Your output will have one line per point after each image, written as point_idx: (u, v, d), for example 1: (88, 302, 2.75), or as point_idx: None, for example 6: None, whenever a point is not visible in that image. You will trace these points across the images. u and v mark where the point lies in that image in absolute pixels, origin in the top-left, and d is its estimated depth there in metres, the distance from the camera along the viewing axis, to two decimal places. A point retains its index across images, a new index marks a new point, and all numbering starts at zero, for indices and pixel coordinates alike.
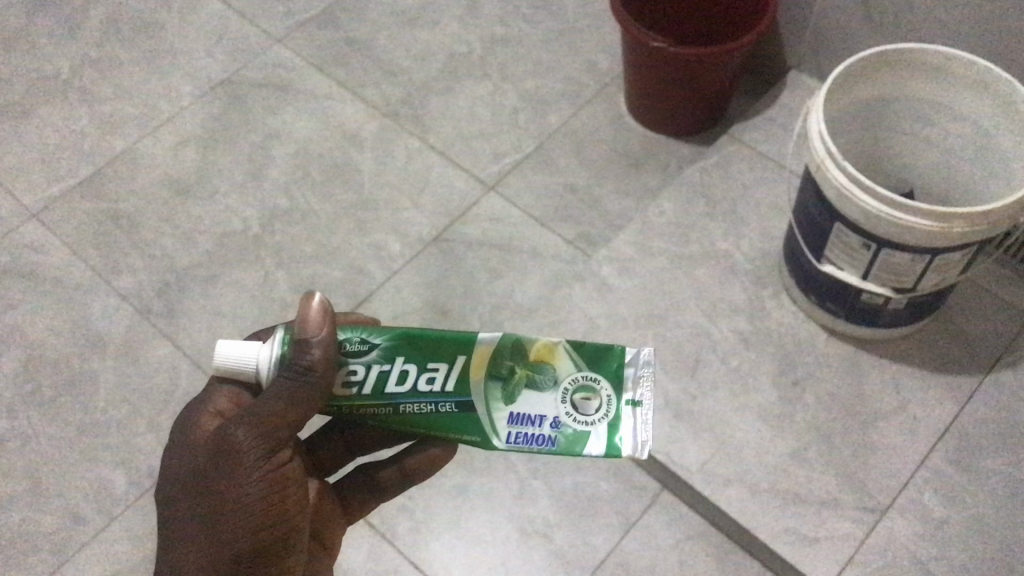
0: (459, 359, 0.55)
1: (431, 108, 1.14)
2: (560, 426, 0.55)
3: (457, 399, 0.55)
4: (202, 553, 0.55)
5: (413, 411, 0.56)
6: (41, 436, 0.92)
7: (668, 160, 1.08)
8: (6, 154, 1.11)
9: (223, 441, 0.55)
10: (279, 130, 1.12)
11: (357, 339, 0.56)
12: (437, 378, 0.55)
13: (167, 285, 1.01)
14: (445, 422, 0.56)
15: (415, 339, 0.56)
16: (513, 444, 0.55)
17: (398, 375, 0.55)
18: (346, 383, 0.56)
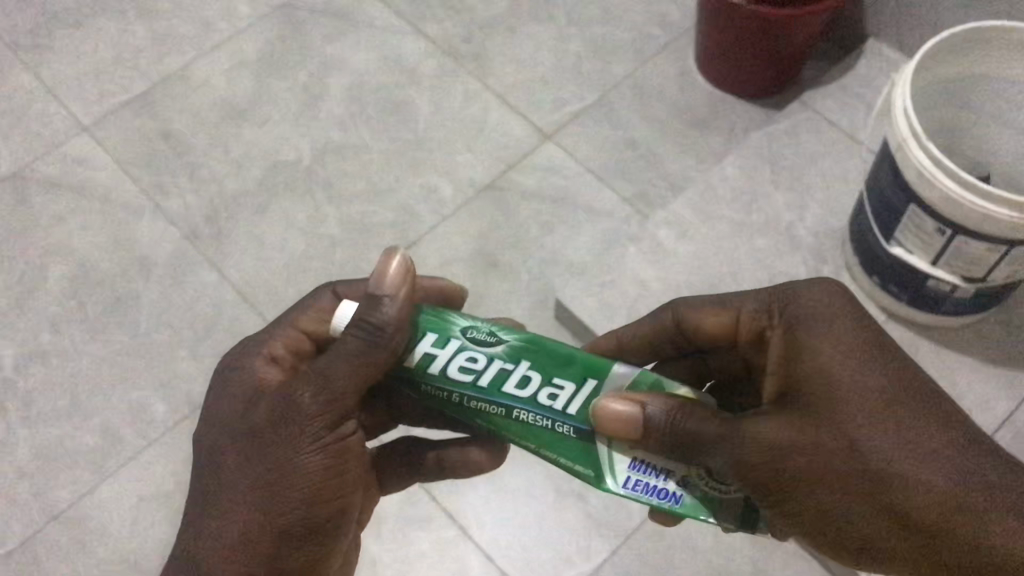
0: (589, 382, 0.51)
1: (493, 48, 1.10)
2: (689, 488, 0.51)
3: (577, 423, 0.51)
4: (242, 521, 0.53)
5: (523, 419, 0.52)
6: (82, 353, 0.91)
7: (735, 122, 1.04)
8: (58, 64, 1.09)
9: (285, 404, 0.51)
10: (337, 60, 1.09)
11: (485, 330, 0.52)
12: (560, 396, 0.51)
13: (215, 211, 0.99)
14: (555, 440, 0.52)
15: (547, 348, 0.51)
16: (629, 490, 0.52)
17: (519, 378, 0.51)
18: (460, 371, 0.52)
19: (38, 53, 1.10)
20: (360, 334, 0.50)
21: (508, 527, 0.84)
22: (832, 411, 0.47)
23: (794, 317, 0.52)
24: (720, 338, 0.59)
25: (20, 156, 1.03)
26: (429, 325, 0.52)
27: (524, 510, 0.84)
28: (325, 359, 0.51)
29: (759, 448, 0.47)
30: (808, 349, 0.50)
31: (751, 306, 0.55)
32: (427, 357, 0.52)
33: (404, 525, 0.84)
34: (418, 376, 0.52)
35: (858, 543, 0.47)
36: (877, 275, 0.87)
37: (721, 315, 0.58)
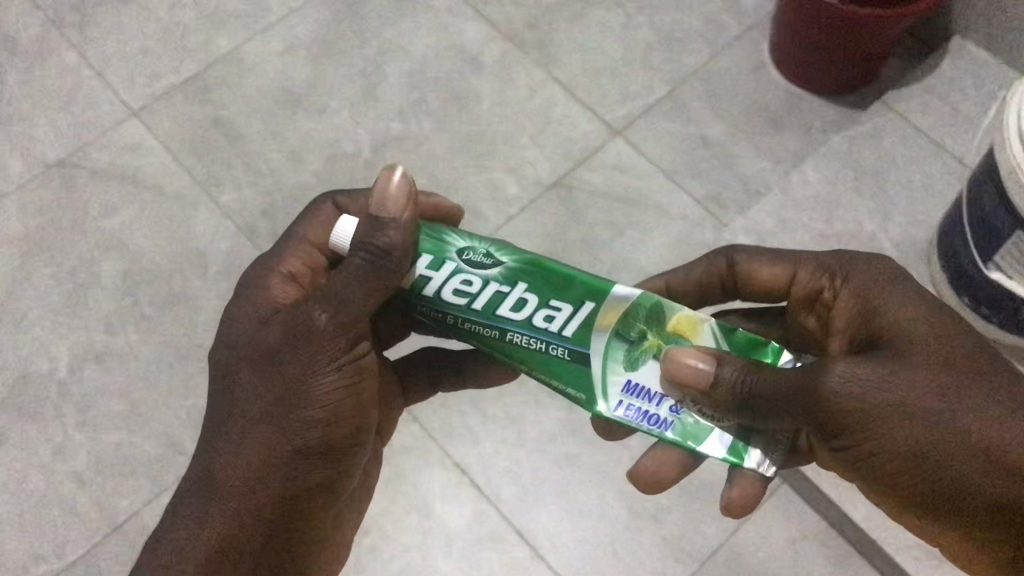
0: (586, 305, 0.52)
1: (558, 34, 1.05)
2: (679, 413, 0.53)
3: (574, 345, 0.53)
4: (260, 446, 0.52)
5: (520, 342, 0.53)
6: (138, 355, 0.88)
7: (812, 121, 1.00)
8: (104, 42, 1.04)
9: (299, 324, 0.52)
10: (395, 44, 1.04)
11: (482, 251, 0.53)
12: (557, 318, 0.52)
13: (272, 205, 0.96)
14: (553, 364, 0.54)
15: (543, 269, 0.53)
16: (619, 413, 0.54)
17: (515, 301, 0.53)
18: (455, 294, 0.53)
19: (84, 31, 1.05)
20: (366, 256, 0.51)
21: (581, 548, 0.81)
22: (915, 360, 0.48)
23: (861, 283, 0.55)
24: (767, 294, 0.63)
25: (68, 142, 0.99)
26: (426, 246, 0.53)
27: (598, 532, 0.82)
28: (336, 280, 0.52)
29: (849, 384, 0.47)
30: (883, 312, 0.52)
31: (811, 265, 0.60)
32: (423, 280, 0.53)
33: (474, 546, 0.81)
34: (411, 297, 0.54)
35: (938, 490, 0.46)
36: (969, 297, 0.83)
37: (777, 268, 0.62)
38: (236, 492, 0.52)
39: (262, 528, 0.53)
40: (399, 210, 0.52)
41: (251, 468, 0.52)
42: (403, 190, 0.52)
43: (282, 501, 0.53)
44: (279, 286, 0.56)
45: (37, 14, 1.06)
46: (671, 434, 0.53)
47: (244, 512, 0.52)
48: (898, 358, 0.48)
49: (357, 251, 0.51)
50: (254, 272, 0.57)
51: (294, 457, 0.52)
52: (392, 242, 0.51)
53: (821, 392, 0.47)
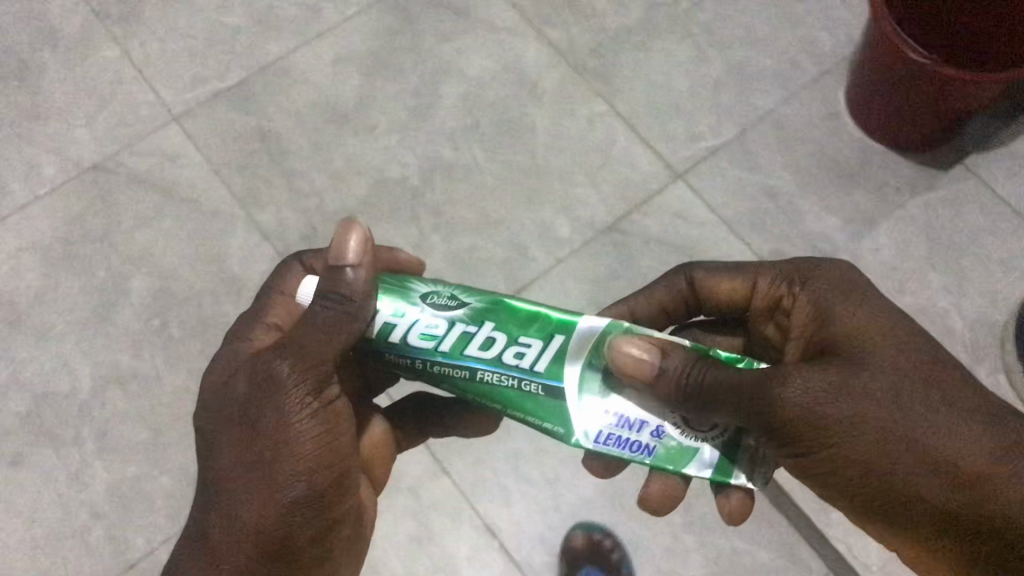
0: (555, 338, 0.48)
1: (623, 64, 1.00)
2: (663, 437, 0.49)
3: (549, 382, 0.48)
4: (241, 506, 0.48)
5: (491, 379, 0.49)
6: (164, 382, 0.85)
7: (887, 179, 0.94)
8: (150, 39, 1.00)
9: (266, 376, 0.48)
10: (452, 64, 0.99)
11: (446, 295, 0.50)
12: (528, 353, 0.48)
13: (312, 229, 0.91)
14: (528, 400, 0.49)
15: (509, 307, 0.49)
16: (601, 446, 0.49)
17: (483, 339, 0.49)
18: (420, 338, 0.49)
19: (128, 27, 1.00)
20: (328, 303, 0.49)
21: None
22: (874, 373, 0.45)
23: (819, 286, 0.53)
24: (729, 304, 0.62)
25: (105, 146, 0.95)
26: (385, 290, 0.50)
27: None
28: (301, 329, 0.49)
29: (802, 395, 0.45)
30: (843, 319, 0.50)
31: (769, 275, 0.58)
32: (387, 326, 0.49)
33: None
34: (376, 346, 0.50)
35: (884, 493, 0.45)
36: None
37: (736, 281, 0.61)
38: (228, 559, 0.48)
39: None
40: (355, 256, 0.50)
41: (239, 540, 0.48)
42: (359, 242, 0.50)
43: (271, 566, 0.49)
44: (259, 335, 0.55)
45: (82, 6, 1.01)
46: (654, 461, 0.49)
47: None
48: (857, 368, 0.46)
49: (320, 301, 0.49)
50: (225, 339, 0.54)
51: (278, 518, 0.48)
52: (350, 284, 0.49)
53: (775, 404, 0.45)
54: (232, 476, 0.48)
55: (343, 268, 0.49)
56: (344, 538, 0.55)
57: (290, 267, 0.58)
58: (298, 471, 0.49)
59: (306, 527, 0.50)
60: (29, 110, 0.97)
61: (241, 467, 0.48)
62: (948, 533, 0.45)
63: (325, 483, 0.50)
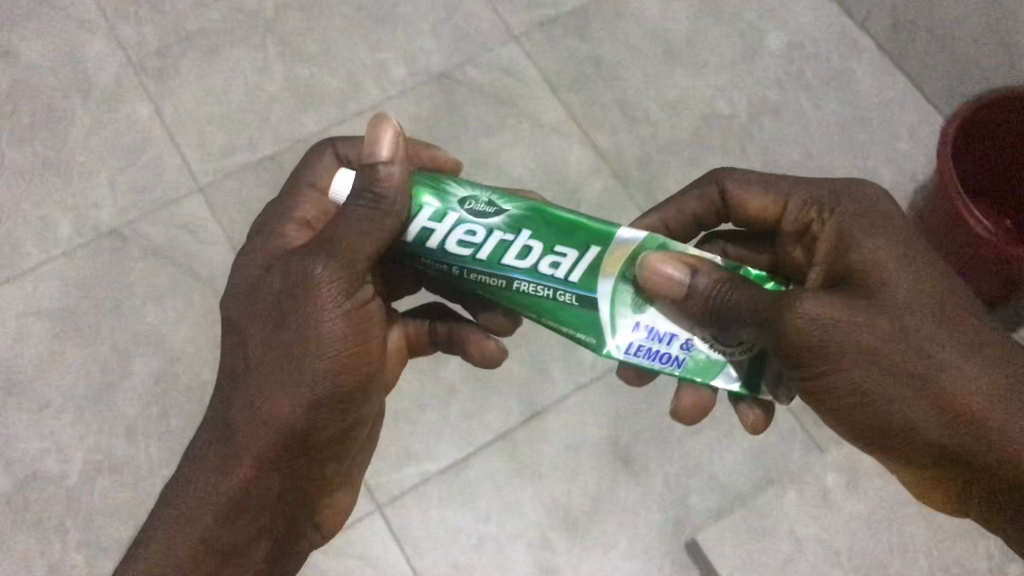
0: (593, 248, 0.53)
1: (671, 178, 0.95)
2: (692, 350, 0.55)
3: (580, 292, 0.53)
4: (267, 400, 0.52)
5: (528, 289, 0.54)
6: (157, 476, 0.82)
7: None
8: (182, 101, 0.96)
9: (303, 276, 0.52)
10: (492, 159, 0.95)
11: (484, 200, 0.53)
12: (563, 263, 0.53)
13: None
14: (563, 310, 0.54)
15: (547, 217, 0.53)
16: (631, 356, 0.55)
17: (520, 248, 0.53)
18: (459, 244, 0.53)
19: (161, 85, 0.97)
20: (366, 205, 0.51)
21: None
22: (893, 300, 0.47)
23: (844, 215, 0.55)
24: (757, 223, 0.62)
25: (125, 211, 0.91)
26: (425, 188, 0.53)
27: None
28: (337, 227, 0.52)
29: (817, 324, 0.47)
30: (860, 244, 0.51)
31: (800, 196, 0.59)
32: (424, 231, 0.53)
33: None
34: (417, 249, 0.54)
35: (883, 425, 0.48)
36: None
37: (766, 201, 0.61)
38: (244, 449, 0.52)
39: (274, 482, 0.54)
40: (390, 151, 0.51)
41: (260, 431, 0.52)
42: (394, 133, 0.52)
43: (292, 458, 0.54)
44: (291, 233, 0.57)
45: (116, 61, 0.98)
46: (685, 373, 0.55)
47: (254, 466, 0.52)
48: (870, 290, 0.49)
49: (356, 202, 0.52)
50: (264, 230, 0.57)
51: (305, 416, 0.53)
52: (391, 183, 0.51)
53: (784, 323, 0.48)
54: (261, 368, 0.52)
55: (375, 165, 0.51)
56: (358, 437, 0.61)
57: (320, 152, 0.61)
58: (326, 371, 0.53)
59: (323, 427, 0.54)
60: (51, 163, 0.93)
61: (273, 361, 0.52)
62: (948, 465, 0.47)
63: (349, 385, 0.54)
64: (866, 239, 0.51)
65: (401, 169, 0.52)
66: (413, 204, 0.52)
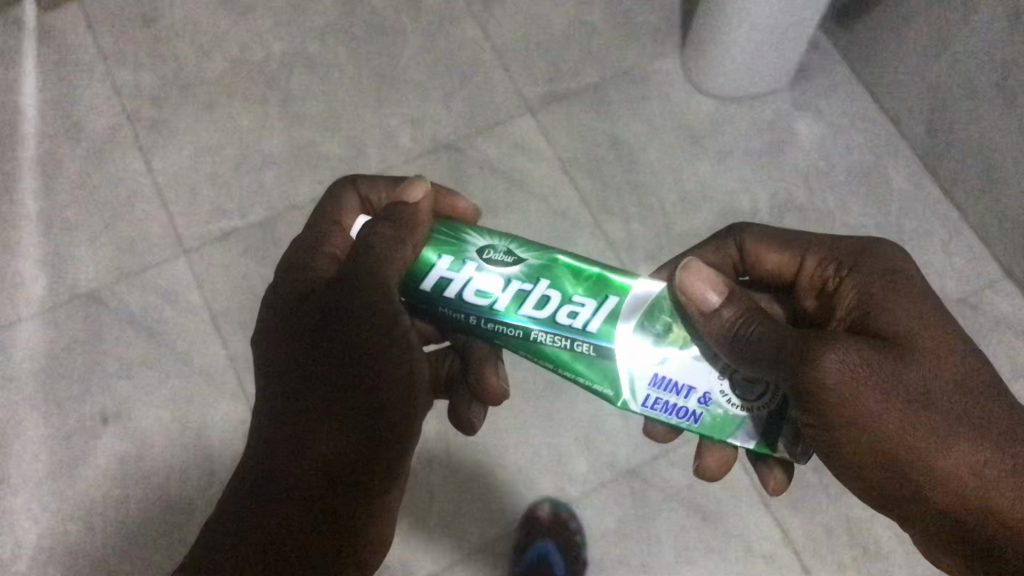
0: (610, 299, 0.51)
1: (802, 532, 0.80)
2: (709, 404, 0.52)
3: (599, 341, 0.51)
4: (301, 434, 0.49)
5: (545, 340, 0.52)
6: None
7: None
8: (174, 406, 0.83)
9: (339, 311, 0.50)
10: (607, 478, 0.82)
11: (503, 250, 0.52)
12: (581, 313, 0.51)
13: None
14: (577, 362, 0.52)
15: (565, 267, 0.52)
16: (648, 409, 0.52)
17: (539, 298, 0.51)
18: (476, 295, 0.52)
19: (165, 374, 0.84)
20: (382, 231, 0.51)
21: None
22: (907, 359, 0.46)
23: (866, 270, 0.53)
24: (773, 277, 0.61)
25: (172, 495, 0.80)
26: (444, 244, 0.52)
27: None
28: (359, 258, 0.50)
29: (849, 381, 0.45)
30: (876, 305, 0.50)
31: (817, 255, 0.57)
32: (444, 281, 0.52)
33: None
34: (433, 298, 0.52)
35: (898, 480, 0.46)
36: None
37: (783, 256, 0.59)
38: (285, 492, 0.49)
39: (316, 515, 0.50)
40: (418, 198, 0.53)
41: (304, 470, 0.49)
42: (423, 191, 0.54)
43: (336, 499, 0.50)
44: (322, 264, 0.54)
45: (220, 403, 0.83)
46: (699, 427, 0.52)
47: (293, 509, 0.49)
48: (894, 354, 0.46)
49: (373, 228, 0.51)
50: (284, 262, 0.55)
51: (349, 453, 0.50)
52: (404, 215, 0.52)
53: (806, 372, 0.46)
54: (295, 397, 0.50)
55: (401, 208, 0.52)
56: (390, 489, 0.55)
57: (343, 200, 0.59)
58: (371, 404, 0.50)
59: (378, 461, 0.51)
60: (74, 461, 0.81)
61: (302, 397, 0.50)
62: (948, 530, 0.47)
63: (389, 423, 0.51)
64: (882, 303, 0.50)
65: (426, 213, 0.53)
66: (425, 257, 0.52)
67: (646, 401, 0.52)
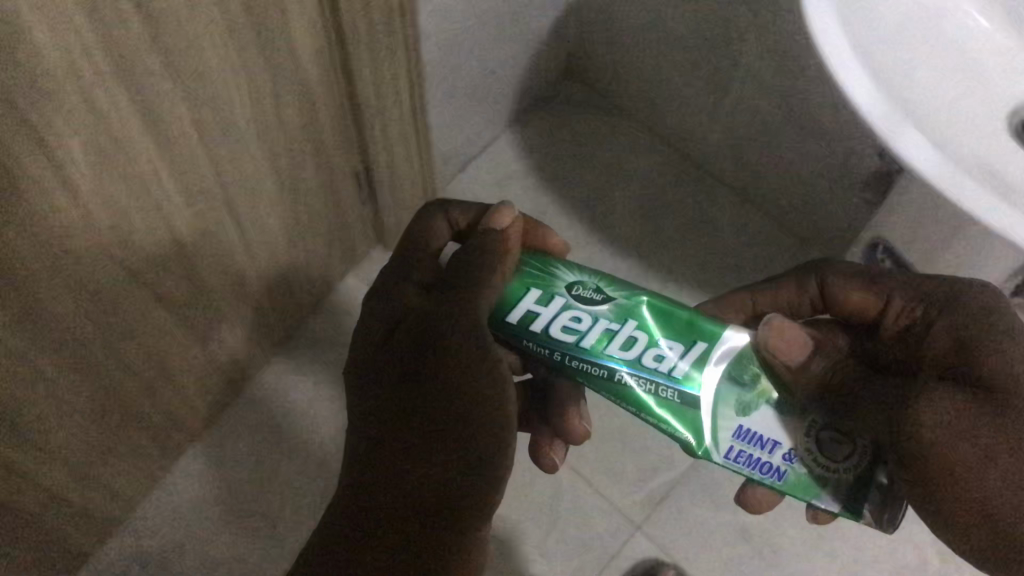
0: (699, 344, 0.46)
1: None
2: (794, 462, 0.47)
3: (684, 388, 0.46)
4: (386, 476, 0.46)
5: (622, 386, 0.47)
6: None
7: None
8: None
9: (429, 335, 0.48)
10: None
11: (592, 286, 0.48)
12: (667, 359, 0.46)
13: None
14: (654, 406, 0.47)
15: (656, 308, 0.47)
16: (729, 461, 0.47)
17: (625, 339, 0.47)
18: (562, 332, 0.47)
19: None
20: (477, 266, 0.48)
21: None
22: (1011, 416, 0.42)
23: (958, 313, 0.48)
24: (857, 318, 0.55)
25: None
26: (533, 282, 0.48)
27: None
28: (459, 281, 0.48)
29: (939, 429, 0.42)
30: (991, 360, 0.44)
31: (905, 294, 0.51)
32: (530, 314, 0.48)
33: None
34: (516, 332, 0.48)
35: (1001, 549, 0.41)
36: None
37: (868, 296, 0.54)
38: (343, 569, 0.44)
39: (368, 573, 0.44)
40: (510, 223, 0.50)
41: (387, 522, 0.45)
42: (514, 218, 0.51)
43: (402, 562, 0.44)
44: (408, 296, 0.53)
45: None
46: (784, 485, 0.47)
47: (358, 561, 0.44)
48: (985, 407, 0.43)
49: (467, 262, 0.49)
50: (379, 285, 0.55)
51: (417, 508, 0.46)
52: (488, 258, 0.48)
53: (912, 430, 0.42)
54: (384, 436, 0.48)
55: (493, 234, 0.50)
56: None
57: (432, 226, 0.55)
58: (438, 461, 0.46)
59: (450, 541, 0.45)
60: None
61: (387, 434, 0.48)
62: None
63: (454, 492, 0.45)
64: (982, 348, 0.45)
65: (517, 242, 0.50)
66: (512, 290, 0.48)
67: (728, 452, 0.47)
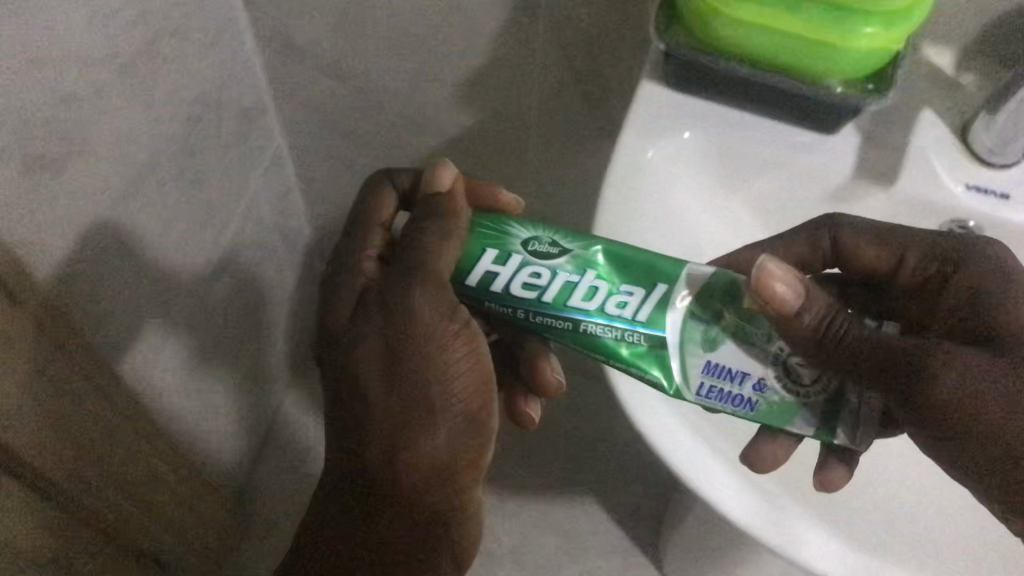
0: (659, 285, 0.38)
1: None
2: (768, 390, 0.39)
3: (652, 330, 0.38)
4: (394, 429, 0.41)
5: (586, 333, 0.39)
6: None
7: None
8: None
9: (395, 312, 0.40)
10: None
11: (548, 238, 0.39)
12: (632, 303, 0.38)
13: None
14: (618, 349, 0.39)
15: (620, 249, 0.38)
16: (703, 400, 0.39)
17: (587, 288, 0.38)
18: (522, 289, 0.38)
19: None
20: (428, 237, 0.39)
21: None
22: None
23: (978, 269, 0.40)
24: (863, 273, 0.44)
25: None
26: (488, 240, 0.39)
27: None
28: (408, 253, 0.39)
29: (954, 383, 0.34)
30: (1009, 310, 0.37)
31: (921, 251, 0.42)
32: (489, 276, 0.39)
33: None
34: (477, 295, 0.40)
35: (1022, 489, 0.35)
36: None
37: (880, 255, 0.43)
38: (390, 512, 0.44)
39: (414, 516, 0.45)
40: (452, 184, 0.41)
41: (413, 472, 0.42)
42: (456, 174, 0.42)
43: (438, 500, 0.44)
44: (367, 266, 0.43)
45: None
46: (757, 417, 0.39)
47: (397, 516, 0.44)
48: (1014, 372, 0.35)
49: (420, 231, 0.40)
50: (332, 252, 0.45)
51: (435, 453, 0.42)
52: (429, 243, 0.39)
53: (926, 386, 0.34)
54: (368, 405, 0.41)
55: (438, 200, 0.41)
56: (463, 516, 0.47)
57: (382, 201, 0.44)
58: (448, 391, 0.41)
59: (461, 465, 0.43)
60: None
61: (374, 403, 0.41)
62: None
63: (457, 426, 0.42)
64: (994, 306, 0.38)
65: (464, 202, 0.41)
66: (465, 249, 0.39)
67: (701, 392, 0.39)
